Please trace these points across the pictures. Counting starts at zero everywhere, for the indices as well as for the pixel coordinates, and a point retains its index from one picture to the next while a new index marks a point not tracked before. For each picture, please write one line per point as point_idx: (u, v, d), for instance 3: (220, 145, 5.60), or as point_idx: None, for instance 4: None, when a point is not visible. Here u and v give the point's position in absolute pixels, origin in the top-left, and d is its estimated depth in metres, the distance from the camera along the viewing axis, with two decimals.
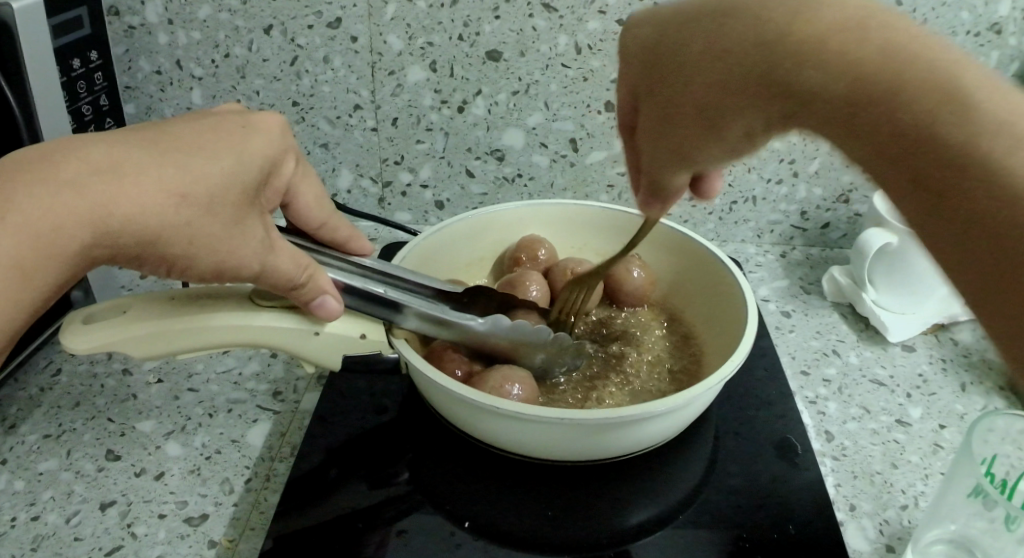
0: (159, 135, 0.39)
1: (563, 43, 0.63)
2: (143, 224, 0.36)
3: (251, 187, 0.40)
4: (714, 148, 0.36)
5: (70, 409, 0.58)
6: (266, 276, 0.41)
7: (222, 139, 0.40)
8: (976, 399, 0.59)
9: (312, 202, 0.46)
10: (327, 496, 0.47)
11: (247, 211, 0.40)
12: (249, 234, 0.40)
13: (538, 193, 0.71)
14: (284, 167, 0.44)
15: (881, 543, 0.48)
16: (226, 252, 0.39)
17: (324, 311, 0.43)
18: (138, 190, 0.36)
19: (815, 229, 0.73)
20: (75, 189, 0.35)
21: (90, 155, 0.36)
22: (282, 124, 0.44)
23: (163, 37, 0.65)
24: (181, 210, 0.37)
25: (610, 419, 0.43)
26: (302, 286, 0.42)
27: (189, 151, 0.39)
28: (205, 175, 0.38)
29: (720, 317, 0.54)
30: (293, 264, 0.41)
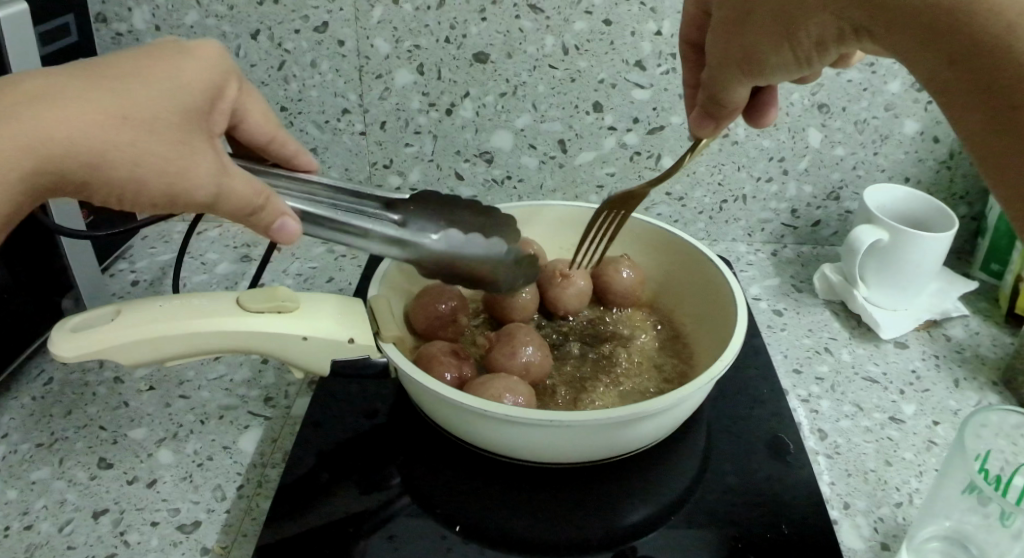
0: (98, 65, 0.39)
1: (551, 44, 0.63)
2: (81, 144, 0.35)
3: (194, 109, 0.39)
4: (787, 54, 0.40)
5: (62, 418, 0.58)
6: (222, 202, 0.38)
7: (161, 63, 0.39)
8: (969, 394, 0.59)
9: (261, 120, 0.47)
10: (318, 501, 0.47)
11: (194, 132, 0.38)
12: (198, 155, 0.38)
13: (528, 194, 0.71)
14: (227, 90, 0.44)
15: (876, 541, 0.48)
16: (175, 172, 0.37)
17: (285, 233, 0.40)
18: (73, 113, 0.35)
19: (806, 227, 0.73)
20: (5, 112, 0.34)
21: (22, 84, 0.36)
22: (222, 50, 0.43)
23: (150, 44, 0.65)
24: (123, 129, 0.36)
25: (601, 419, 0.43)
26: (259, 208, 0.39)
27: (127, 77, 0.38)
28: (143, 94, 0.37)
29: (711, 316, 0.54)
30: (248, 188, 0.38)
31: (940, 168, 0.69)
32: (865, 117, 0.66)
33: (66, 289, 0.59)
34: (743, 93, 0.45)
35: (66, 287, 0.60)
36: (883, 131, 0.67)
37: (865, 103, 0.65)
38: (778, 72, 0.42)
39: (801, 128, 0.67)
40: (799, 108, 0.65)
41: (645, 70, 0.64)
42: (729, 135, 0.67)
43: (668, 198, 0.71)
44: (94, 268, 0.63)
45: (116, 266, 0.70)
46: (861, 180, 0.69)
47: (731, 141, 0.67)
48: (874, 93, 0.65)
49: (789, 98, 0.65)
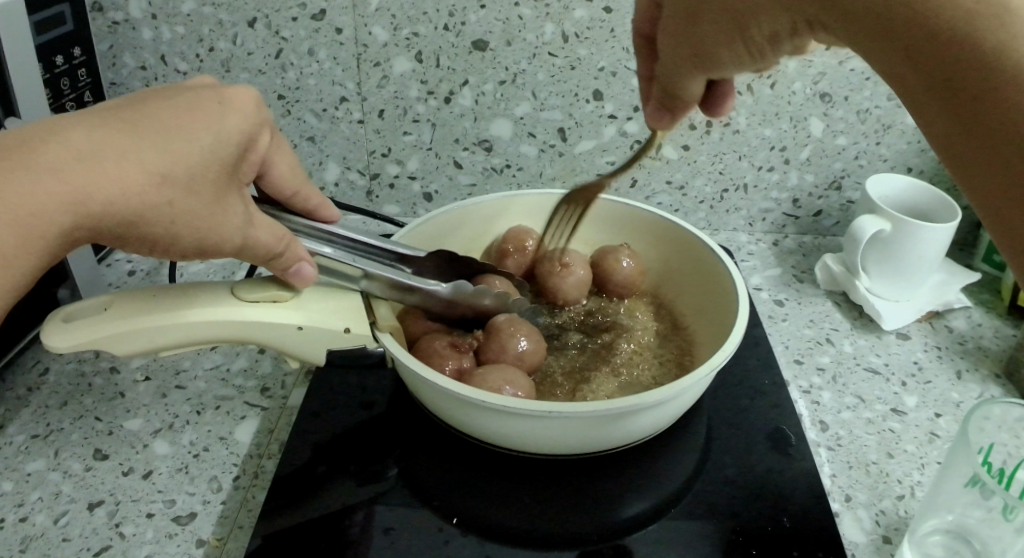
0: (135, 113, 0.38)
1: (550, 32, 0.62)
2: (124, 205, 0.36)
3: (229, 164, 0.40)
4: (738, 48, 0.37)
5: (58, 409, 0.57)
6: (246, 251, 0.41)
7: (197, 114, 0.39)
8: (971, 386, 0.58)
9: (286, 174, 0.46)
10: (315, 493, 0.47)
11: (227, 189, 0.40)
12: (229, 212, 0.39)
13: (528, 183, 0.71)
14: (260, 140, 0.43)
15: (877, 534, 0.47)
16: (209, 230, 0.39)
17: (300, 279, 0.43)
18: (116, 171, 0.36)
19: (807, 217, 0.73)
20: (49, 172, 0.34)
21: (66, 139, 0.35)
22: (255, 99, 0.43)
23: (146, 32, 0.65)
24: (163, 191, 0.37)
25: (602, 411, 0.43)
26: (280, 255, 0.42)
27: (165, 130, 0.38)
28: (184, 152, 0.38)
29: (711, 306, 0.53)
30: (271, 235, 0.41)
31: None
32: (868, 106, 0.65)
33: (61, 279, 0.59)
34: (698, 86, 0.42)
35: (62, 277, 0.59)
36: (885, 120, 0.66)
37: (867, 92, 0.64)
38: (732, 64, 0.39)
39: (803, 117, 0.66)
40: (800, 97, 0.65)
41: None
42: (730, 123, 0.66)
43: (668, 187, 0.71)
44: (90, 258, 0.62)
45: (113, 255, 0.69)
46: (863, 170, 0.69)
47: (732, 130, 0.67)
48: (877, 81, 0.64)
49: (791, 87, 0.64)
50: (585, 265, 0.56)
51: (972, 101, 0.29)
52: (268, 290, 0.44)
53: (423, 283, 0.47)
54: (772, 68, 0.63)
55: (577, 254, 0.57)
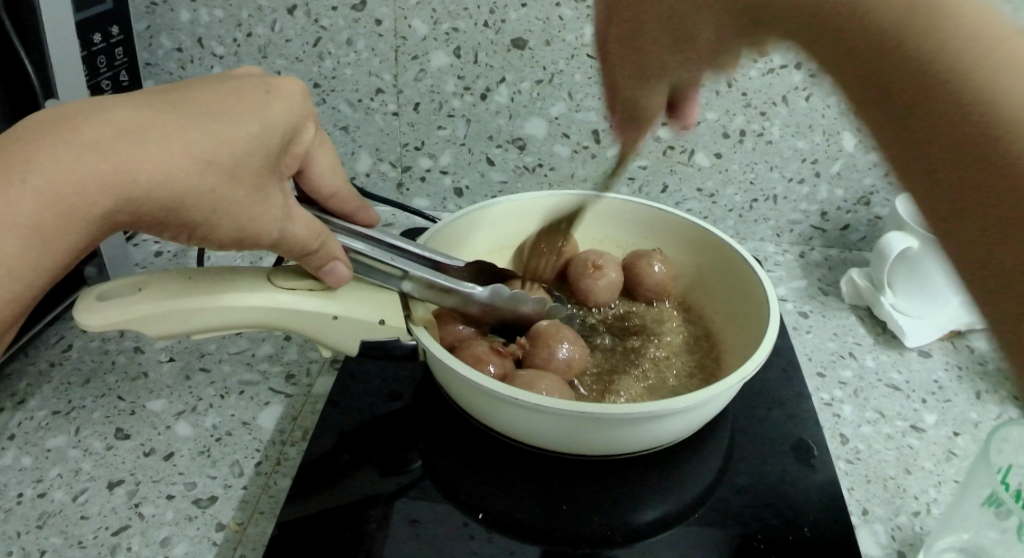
0: (183, 97, 0.38)
1: (589, 34, 0.62)
2: (166, 189, 0.36)
3: (272, 153, 0.40)
4: (696, 59, 0.34)
5: (81, 386, 0.58)
6: (282, 244, 0.41)
7: (244, 101, 0.39)
8: (991, 407, 0.58)
9: (327, 172, 0.45)
10: (339, 481, 0.47)
11: (268, 179, 0.40)
12: (269, 203, 0.40)
13: (558, 183, 0.71)
14: (303, 134, 0.43)
15: (892, 549, 0.47)
16: (248, 219, 0.39)
17: (333, 277, 0.43)
18: (161, 156, 0.36)
19: (834, 231, 0.73)
20: (92, 153, 0.34)
21: (113, 119, 0.35)
22: (302, 91, 0.43)
23: (185, 15, 0.65)
24: (205, 176, 0.37)
25: (632, 415, 0.43)
26: (315, 252, 0.42)
27: (212, 116, 0.38)
28: (228, 138, 0.38)
29: (741, 316, 0.53)
30: (308, 231, 0.41)
31: None
32: None
33: (91, 257, 0.59)
34: (661, 101, 0.37)
35: (91, 255, 0.60)
36: None
37: None
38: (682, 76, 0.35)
39: (836, 131, 0.66)
40: (835, 111, 0.65)
41: None
42: (763, 133, 0.66)
43: (698, 194, 0.71)
44: (120, 236, 0.63)
45: (140, 236, 0.69)
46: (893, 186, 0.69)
47: (765, 140, 0.67)
48: None
49: (827, 100, 0.64)
50: (617, 268, 0.56)
51: (965, 150, 0.24)
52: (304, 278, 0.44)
53: (459, 286, 0.47)
54: (808, 80, 0.63)
55: (610, 258, 0.57)
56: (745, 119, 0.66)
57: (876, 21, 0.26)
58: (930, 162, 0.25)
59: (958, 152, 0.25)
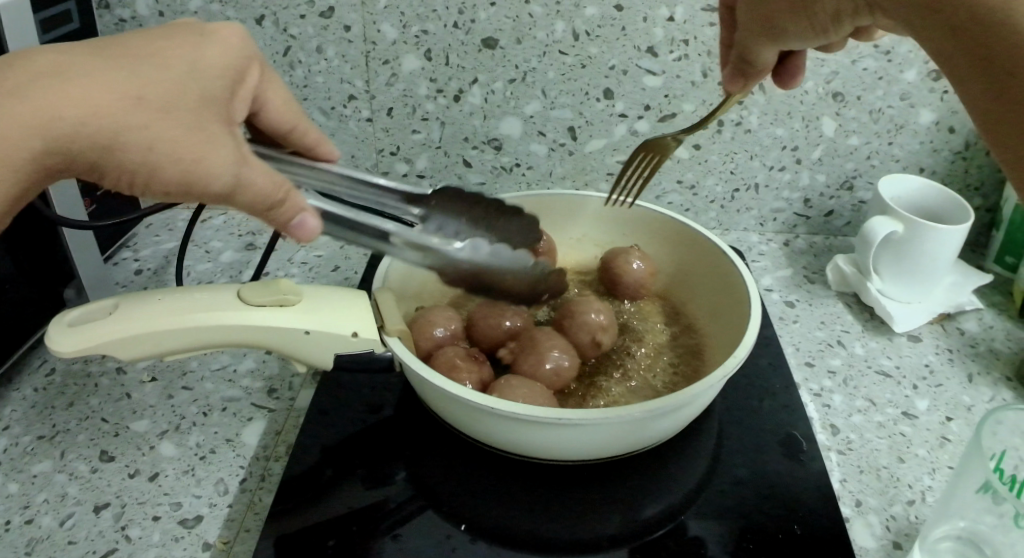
0: (118, 47, 0.39)
1: (561, 30, 0.61)
2: (94, 126, 0.35)
3: (210, 92, 0.39)
4: (801, 25, 0.42)
5: (64, 410, 0.57)
6: (239, 193, 0.37)
7: (181, 47, 0.40)
8: (983, 390, 0.58)
9: (280, 106, 0.46)
10: (322, 496, 0.46)
11: (212, 120, 0.38)
12: (216, 141, 0.37)
13: (536, 182, 0.70)
14: (248, 76, 0.43)
15: (887, 540, 0.47)
16: (193, 160, 0.36)
17: (302, 230, 0.39)
18: (83, 93, 0.35)
19: (818, 217, 0.72)
20: (13, 94, 0.35)
21: (36, 66, 0.36)
22: (242, 34, 0.43)
23: (154, 29, 0.64)
24: (135, 111, 0.36)
25: (611, 419, 0.42)
26: (278, 204, 0.38)
27: (143, 59, 0.38)
28: (159, 78, 0.37)
29: (723, 310, 0.53)
30: (269, 181, 0.38)
31: (957, 159, 0.68)
32: (882, 106, 0.65)
33: (68, 279, 0.58)
34: (770, 54, 0.47)
35: (68, 278, 0.59)
36: (899, 120, 0.65)
37: (880, 92, 0.64)
38: (800, 39, 0.44)
39: (816, 117, 0.65)
40: (814, 96, 0.64)
41: (657, 56, 0.62)
42: (742, 123, 0.66)
43: (679, 186, 0.70)
44: (97, 257, 0.62)
45: (120, 254, 0.68)
46: (876, 170, 0.68)
47: (744, 129, 0.66)
48: (890, 81, 0.63)
49: (805, 86, 0.64)
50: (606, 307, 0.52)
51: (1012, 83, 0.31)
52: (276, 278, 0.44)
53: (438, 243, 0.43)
54: None
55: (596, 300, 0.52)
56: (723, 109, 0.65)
57: None
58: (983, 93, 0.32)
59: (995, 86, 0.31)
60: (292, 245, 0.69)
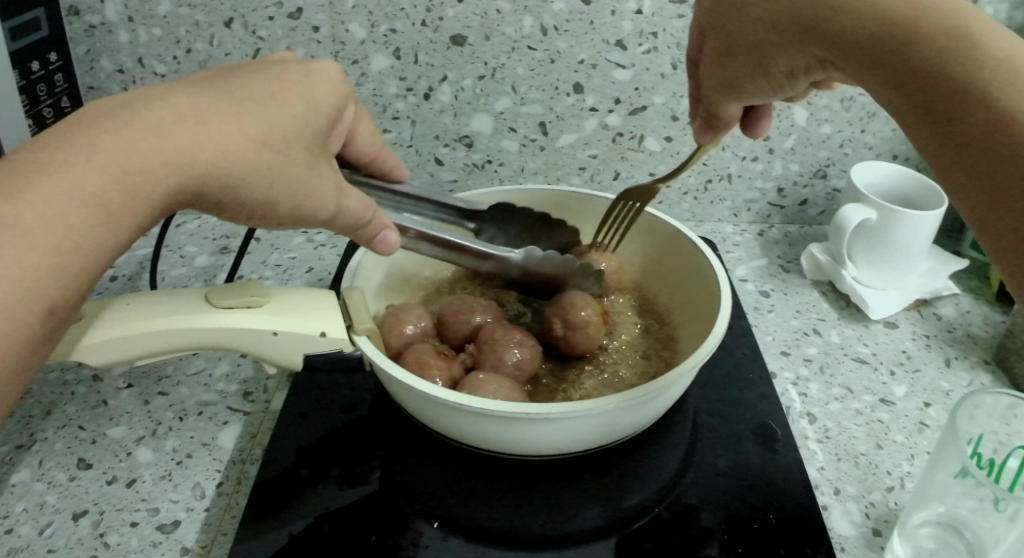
0: (232, 84, 0.39)
1: (529, 25, 0.61)
2: (225, 168, 0.37)
3: (320, 132, 0.41)
4: (762, 82, 0.41)
5: (42, 419, 0.56)
6: (338, 218, 0.42)
7: (290, 85, 0.41)
8: (961, 374, 0.58)
9: (369, 141, 0.47)
10: (297, 497, 0.46)
11: (321, 158, 0.41)
12: (324, 179, 0.40)
13: (509, 178, 0.70)
14: (345, 113, 0.45)
15: (867, 527, 0.47)
16: (306, 194, 0.40)
17: (387, 246, 0.44)
18: (219, 136, 0.37)
19: (792, 207, 0.72)
20: (152, 133, 0.35)
21: (173, 105, 0.36)
22: (338, 71, 0.44)
23: (123, 35, 0.64)
24: (262, 154, 0.38)
25: (581, 412, 0.42)
26: (368, 223, 0.43)
27: (259, 100, 0.39)
28: (277, 119, 0.39)
29: (695, 301, 0.53)
30: (360, 204, 0.42)
31: None
32: (852, 94, 0.65)
33: None
34: (735, 110, 0.46)
35: None
36: (870, 108, 0.66)
37: (850, 80, 0.64)
38: (758, 94, 0.42)
39: (786, 106, 0.66)
40: None
41: (626, 49, 0.62)
42: None
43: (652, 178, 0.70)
44: None
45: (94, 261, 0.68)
46: (848, 158, 0.69)
47: None
48: None
49: None
50: (594, 307, 0.50)
51: (975, 133, 0.29)
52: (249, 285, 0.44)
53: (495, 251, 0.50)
54: None
55: (586, 298, 0.51)
56: None
57: (893, 37, 0.32)
58: (944, 144, 0.30)
59: (954, 131, 0.30)
60: (267, 247, 0.69)
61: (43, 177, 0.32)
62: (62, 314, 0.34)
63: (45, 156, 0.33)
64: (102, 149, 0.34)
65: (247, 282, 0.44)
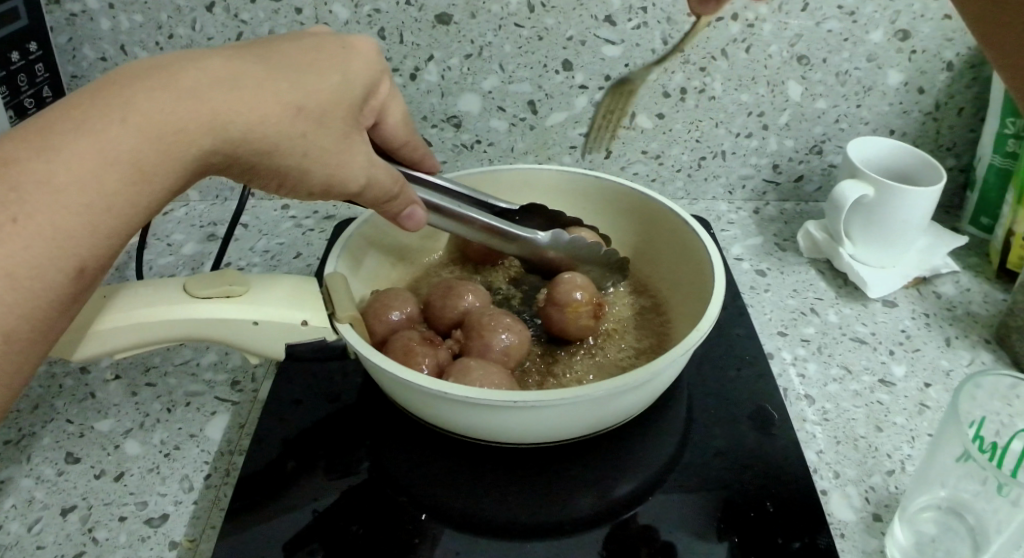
0: (268, 50, 0.39)
1: (515, 2, 0.60)
2: (263, 134, 0.37)
3: (356, 103, 0.42)
4: None
5: (29, 413, 0.55)
6: (370, 189, 0.42)
7: (328, 54, 0.41)
8: (962, 353, 0.57)
9: (399, 123, 0.47)
10: (285, 489, 0.46)
11: (354, 129, 0.41)
12: (357, 150, 0.41)
13: (499, 158, 0.69)
14: (379, 89, 0.44)
15: (867, 512, 0.46)
16: (339, 165, 0.40)
17: (413, 221, 0.45)
18: (257, 101, 0.37)
19: (787, 183, 0.71)
20: (189, 95, 0.35)
21: (210, 66, 0.36)
22: (375, 47, 0.44)
23: (104, 22, 0.62)
24: (298, 122, 0.38)
25: (574, 398, 0.41)
26: (396, 197, 0.44)
27: (296, 66, 0.39)
28: (316, 87, 0.39)
29: (688, 283, 0.53)
30: (390, 177, 0.43)
31: (927, 120, 0.67)
32: (847, 68, 0.64)
33: None
34: None
35: None
36: (866, 82, 0.64)
37: (846, 54, 0.63)
38: None
39: (780, 81, 0.64)
40: (778, 60, 0.63)
41: (615, 25, 0.61)
42: (705, 89, 0.64)
43: (644, 156, 0.69)
44: None
45: None
46: (844, 133, 0.67)
47: (708, 96, 0.65)
48: (856, 43, 0.62)
49: (767, 50, 0.62)
50: (588, 292, 0.49)
51: None
52: (242, 278, 0.44)
53: (521, 232, 0.50)
54: (746, 31, 0.61)
55: (581, 279, 0.49)
56: (685, 76, 0.64)
57: None
58: None
59: None
60: (254, 234, 0.67)
61: (75, 137, 0.32)
62: (94, 273, 0.34)
63: (78, 112, 0.33)
64: (136, 110, 0.34)
65: (224, 271, 0.43)
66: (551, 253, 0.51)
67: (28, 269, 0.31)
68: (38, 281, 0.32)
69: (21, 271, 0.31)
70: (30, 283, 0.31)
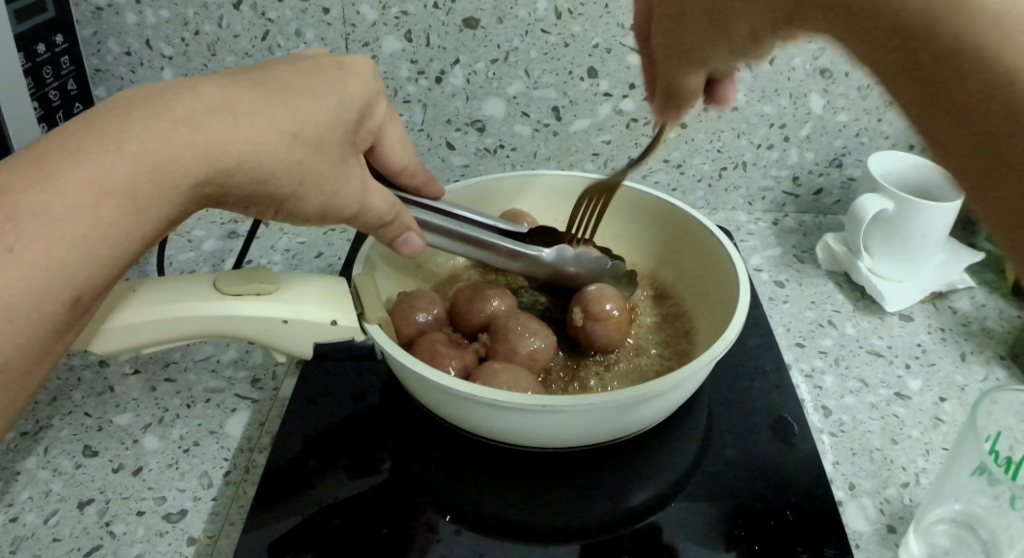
0: (264, 77, 0.39)
1: (543, 8, 0.60)
2: (257, 162, 0.37)
3: (352, 127, 0.42)
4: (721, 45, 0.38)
5: (47, 405, 0.55)
6: (362, 215, 0.42)
7: (322, 79, 0.41)
8: (976, 369, 0.57)
9: (396, 146, 0.46)
10: (307, 486, 0.46)
11: (348, 153, 0.41)
12: (351, 174, 0.41)
13: (522, 163, 0.69)
14: (377, 109, 0.44)
15: (882, 523, 0.46)
16: (333, 192, 0.40)
17: (408, 248, 0.45)
18: (252, 130, 0.37)
19: (807, 196, 0.71)
20: (182, 124, 0.35)
21: (205, 95, 0.36)
22: (371, 68, 0.44)
23: (131, 17, 0.63)
24: (293, 149, 0.38)
25: (598, 404, 0.41)
26: (391, 223, 0.44)
27: (290, 94, 0.39)
28: (312, 113, 0.39)
29: (712, 292, 0.53)
30: (384, 203, 0.43)
31: None
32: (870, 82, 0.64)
33: None
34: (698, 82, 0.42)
35: None
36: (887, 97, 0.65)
37: None
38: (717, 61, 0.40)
39: (803, 94, 0.65)
40: (801, 73, 0.63)
41: None
42: None
43: (666, 165, 0.69)
44: None
45: None
46: (865, 147, 0.68)
47: (731, 107, 0.65)
48: None
49: (791, 62, 0.63)
50: (619, 304, 0.49)
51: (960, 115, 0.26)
52: (270, 273, 0.44)
53: (527, 251, 0.50)
54: None
55: (610, 291, 0.50)
56: None
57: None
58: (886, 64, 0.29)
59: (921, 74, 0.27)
60: (276, 231, 0.68)
61: (69, 167, 0.32)
62: (90, 301, 0.33)
63: (73, 145, 0.33)
64: (131, 140, 0.33)
65: (254, 268, 0.43)
66: (561, 267, 0.51)
67: (25, 302, 0.31)
68: (34, 312, 0.31)
69: (19, 305, 0.31)
70: (25, 316, 0.31)
